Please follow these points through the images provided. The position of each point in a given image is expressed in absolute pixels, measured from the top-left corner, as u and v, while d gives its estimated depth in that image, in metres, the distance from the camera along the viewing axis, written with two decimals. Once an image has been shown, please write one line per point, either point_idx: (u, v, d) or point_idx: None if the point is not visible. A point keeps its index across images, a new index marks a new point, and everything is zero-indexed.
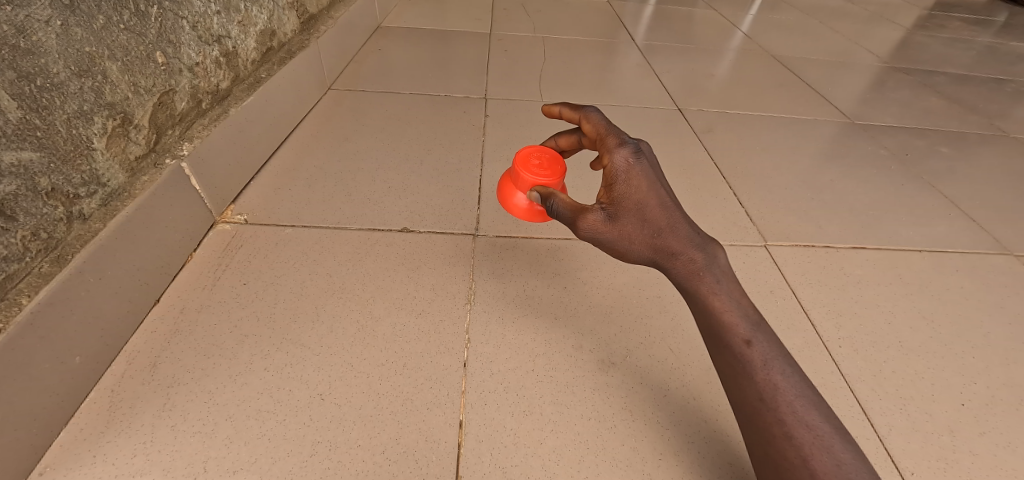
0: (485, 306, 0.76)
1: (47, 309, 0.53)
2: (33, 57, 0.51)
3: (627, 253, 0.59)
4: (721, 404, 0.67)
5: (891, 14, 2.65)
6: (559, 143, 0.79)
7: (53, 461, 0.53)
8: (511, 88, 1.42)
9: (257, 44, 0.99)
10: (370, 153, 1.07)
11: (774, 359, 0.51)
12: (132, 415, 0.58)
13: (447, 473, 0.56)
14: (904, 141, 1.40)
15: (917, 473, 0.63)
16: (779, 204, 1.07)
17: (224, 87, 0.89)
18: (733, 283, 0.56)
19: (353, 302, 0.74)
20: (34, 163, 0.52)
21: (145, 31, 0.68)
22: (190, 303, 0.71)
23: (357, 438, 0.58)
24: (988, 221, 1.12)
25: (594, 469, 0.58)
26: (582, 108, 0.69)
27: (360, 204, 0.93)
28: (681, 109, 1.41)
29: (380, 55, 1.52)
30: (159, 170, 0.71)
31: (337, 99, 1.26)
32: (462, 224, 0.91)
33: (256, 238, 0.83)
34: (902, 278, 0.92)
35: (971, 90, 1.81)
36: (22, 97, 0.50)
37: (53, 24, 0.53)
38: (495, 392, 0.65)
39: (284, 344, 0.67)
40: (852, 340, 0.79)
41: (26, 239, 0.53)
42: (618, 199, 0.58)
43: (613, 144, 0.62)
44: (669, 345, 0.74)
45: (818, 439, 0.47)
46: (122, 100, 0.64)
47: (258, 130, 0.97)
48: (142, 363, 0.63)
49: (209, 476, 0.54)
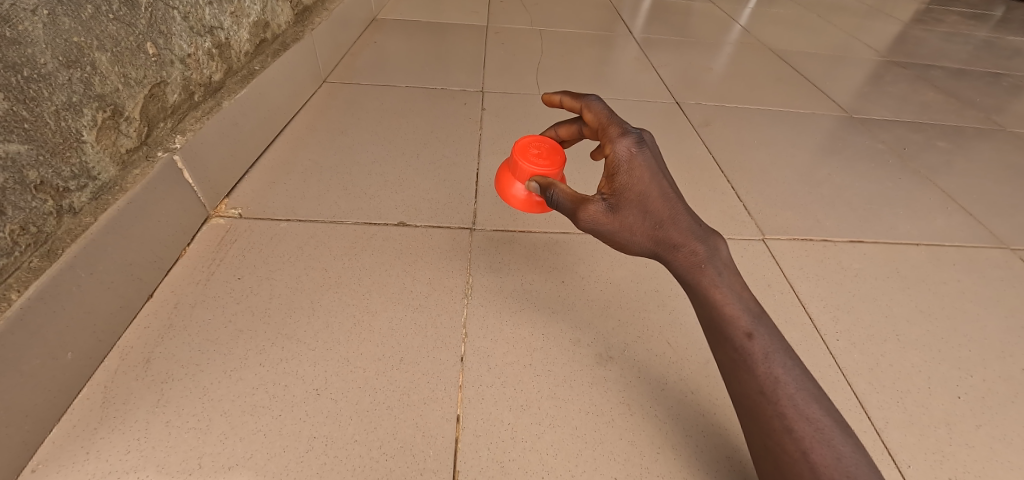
0: (482, 300, 0.75)
1: (37, 304, 0.52)
2: (19, 47, 0.50)
3: (627, 245, 0.59)
4: (719, 397, 0.67)
5: (890, 8, 2.63)
6: (559, 133, 0.78)
7: (45, 458, 0.52)
8: (508, 81, 1.41)
9: (249, 35, 0.97)
10: (366, 147, 1.06)
11: (775, 352, 0.51)
12: (126, 411, 0.57)
13: (444, 468, 0.56)
14: (902, 135, 1.40)
15: (914, 466, 0.63)
16: (776, 198, 1.07)
17: (217, 80, 0.87)
18: (735, 276, 0.56)
19: (349, 297, 0.73)
20: (22, 156, 0.51)
21: (135, 22, 0.67)
22: (184, 298, 0.70)
23: (353, 434, 0.58)
24: (985, 215, 1.12)
25: (592, 464, 0.58)
26: (583, 97, 0.69)
27: (357, 198, 0.92)
28: (680, 103, 1.40)
29: (375, 48, 1.50)
30: (151, 163, 0.70)
31: (332, 92, 1.25)
32: (459, 218, 0.91)
33: (251, 232, 0.82)
34: (899, 271, 0.92)
35: (968, 84, 1.81)
36: (9, 88, 0.49)
37: (40, 14, 0.52)
38: (492, 386, 0.65)
39: (279, 339, 0.67)
40: (850, 334, 0.79)
41: (16, 233, 0.52)
42: (620, 189, 0.58)
43: (616, 133, 0.62)
44: (667, 339, 0.74)
45: (818, 433, 0.47)
46: (113, 91, 0.63)
47: (253, 123, 0.95)
48: (135, 358, 0.62)
49: (203, 472, 0.53)
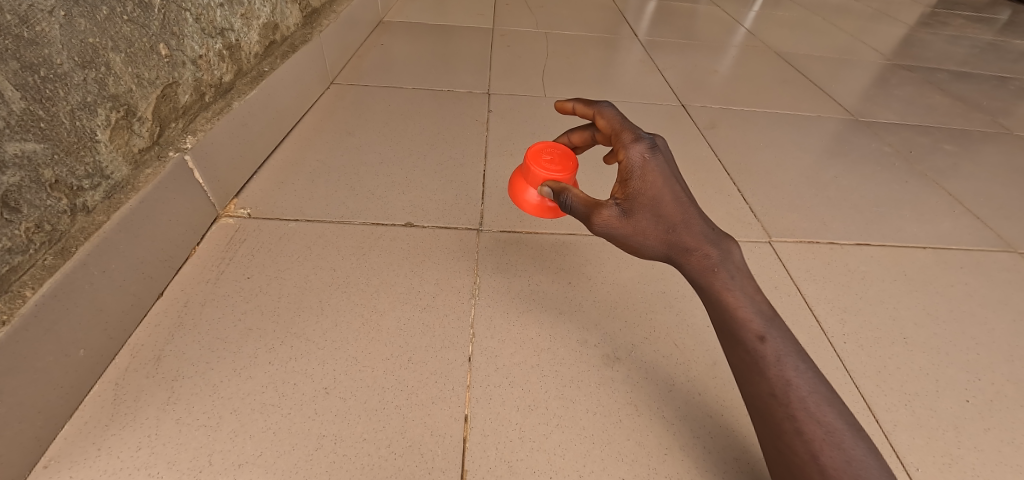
0: (489, 301, 0.76)
1: (51, 302, 0.52)
2: (36, 47, 0.51)
3: (640, 249, 0.59)
4: (726, 399, 0.67)
5: (894, 11, 2.63)
6: (572, 140, 0.79)
7: (57, 454, 0.53)
8: (514, 83, 1.42)
9: (259, 37, 0.98)
10: (372, 147, 1.07)
11: (788, 356, 0.51)
12: (136, 408, 0.58)
13: (452, 467, 0.56)
14: (908, 138, 1.40)
15: (922, 470, 0.63)
16: (783, 201, 1.07)
17: (227, 81, 0.88)
18: (747, 279, 0.56)
19: (357, 296, 0.74)
20: (38, 154, 0.52)
21: (148, 23, 0.68)
22: (194, 297, 0.71)
23: (362, 432, 0.58)
24: (994, 218, 1.11)
25: (599, 464, 0.58)
26: (596, 104, 0.69)
27: (366, 198, 0.93)
28: (684, 106, 1.40)
29: (381, 50, 1.51)
30: (162, 162, 0.71)
31: (339, 94, 1.26)
32: (466, 219, 0.91)
33: (260, 232, 0.83)
34: (906, 274, 0.92)
35: (974, 87, 1.80)
36: (26, 88, 0.50)
37: (57, 15, 0.53)
38: (500, 386, 0.65)
39: (288, 338, 0.67)
40: (857, 337, 0.79)
41: (30, 231, 0.53)
42: (634, 194, 0.58)
43: (629, 139, 0.63)
44: (673, 340, 0.74)
45: (829, 436, 0.47)
46: (126, 92, 0.64)
47: (261, 124, 0.96)
48: (146, 356, 0.63)
49: (214, 469, 0.53)
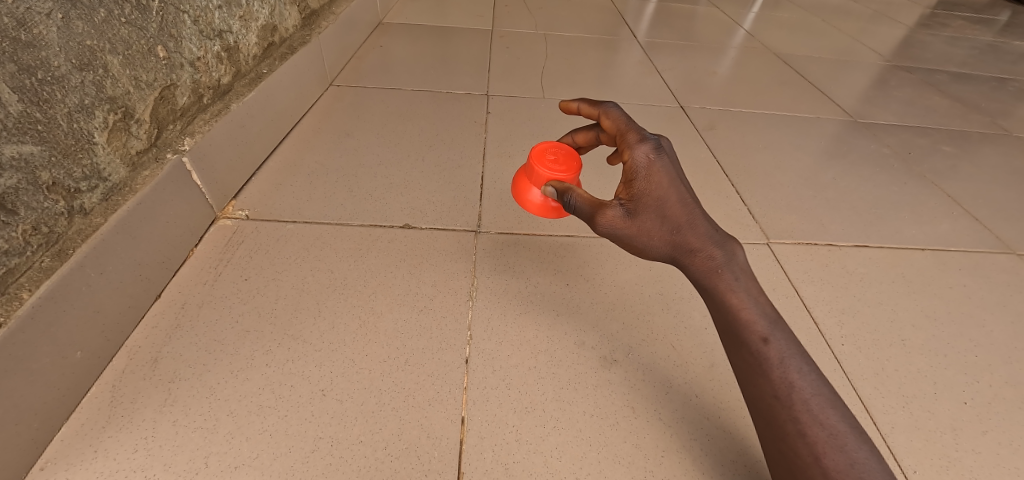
0: (486, 303, 0.76)
1: (47, 304, 0.52)
2: (33, 50, 0.51)
3: (644, 249, 0.59)
4: (723, 401, 0.67)
5: (893, 12, 2.63)
6: (576, 140, 0.79)
7: (53, 456, 0.53)
8: (513, 85, 1.42)
9: (258, 38, 0.99)
10: (370, 149, 1.07)
11: (791, 357, 0.51)
12: (133, 410, 0.58)
13: (449, 469, 0.56)
14: (907, 139, 1.40)
15: (919, 472, 0.63)
16: (781, 203, 1.07)
17: (225, 83, 0.88)
18: (752, 281, 0.56)
19: (354, 298, 0.74)
20: (35, 156, 0.52)
21: (146, 25, 0.68)
22: (191, 299, 0.71)
23: (358, 435, 0.58)
24: (992, 220, 1.12)
25: (596, 466, 0.58)
26: (601, 104, 0.70)
27: (364, 200, 0.93)
28: (683, 107, 1.40)
29: (380, 52, 1.51)
30: (160, 164, 0.71)
31: (338, 95, 1.26)
32: (463, 221, 0.91)
33: (257, 233, 0.83)
34: (904, 276, 0.92)
35: (973, 89, 1.80)
36: (23, 91, 0.50)
37: (54, 18, 0.53)
38: (497, 388, 0.65)
39: (284, 340, 0.67)
40: (855, 339, 0.79)
41: (27, 233, 0.53)
42: (638, 195, 0.58)
43: (634, 140, 0.63)
44: (671, 342, 0.74)
45: (831, 439, 0.47)
46: (123, 94, 0.64)
47: (259, 125, 0.96)
48: (142, 358, 0.63)
49: (210, 471, 0.53)
